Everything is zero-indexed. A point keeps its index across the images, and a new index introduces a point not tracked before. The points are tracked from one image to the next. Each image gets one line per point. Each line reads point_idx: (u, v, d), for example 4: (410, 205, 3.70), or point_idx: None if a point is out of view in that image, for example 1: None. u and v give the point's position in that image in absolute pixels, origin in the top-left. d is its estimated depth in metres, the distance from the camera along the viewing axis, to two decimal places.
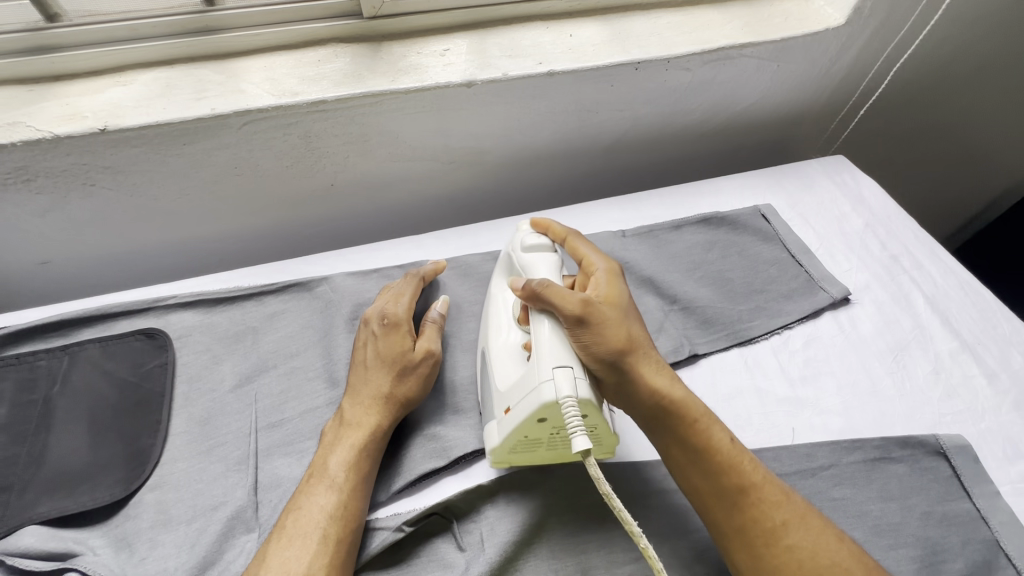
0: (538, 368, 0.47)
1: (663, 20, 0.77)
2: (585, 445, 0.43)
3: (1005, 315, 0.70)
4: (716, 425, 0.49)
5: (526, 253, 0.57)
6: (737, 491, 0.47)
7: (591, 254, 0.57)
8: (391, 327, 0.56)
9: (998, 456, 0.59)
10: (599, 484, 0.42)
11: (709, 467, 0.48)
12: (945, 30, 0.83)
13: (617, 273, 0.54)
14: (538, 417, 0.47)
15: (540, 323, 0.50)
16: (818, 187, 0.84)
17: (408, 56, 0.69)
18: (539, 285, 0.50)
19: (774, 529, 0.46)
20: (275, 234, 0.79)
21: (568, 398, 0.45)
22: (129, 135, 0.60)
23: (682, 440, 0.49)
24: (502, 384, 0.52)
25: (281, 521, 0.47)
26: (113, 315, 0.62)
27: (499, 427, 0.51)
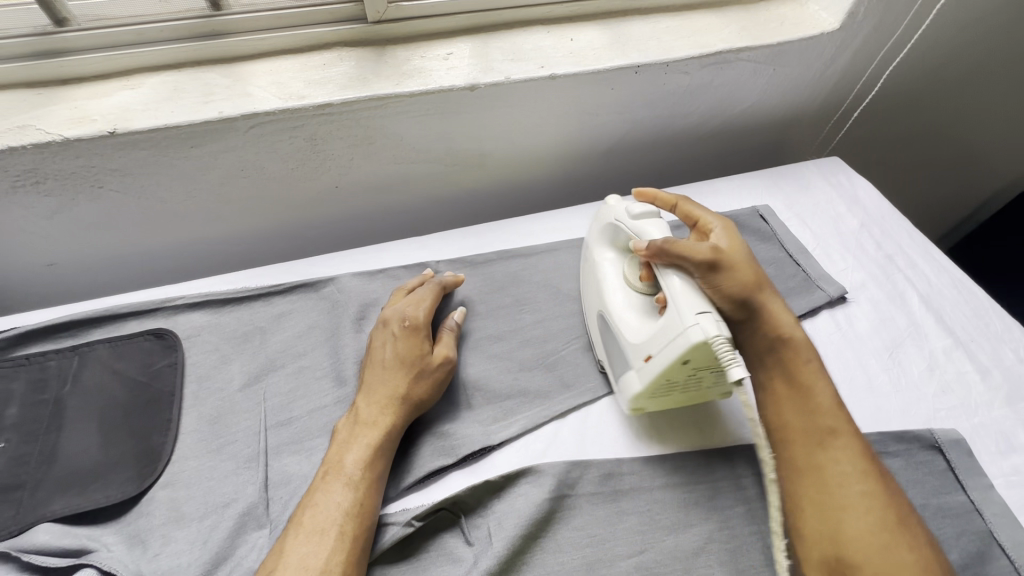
0: (679, 316, 0.49)
1: (661, 25, 0.79)
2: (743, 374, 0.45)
3: (997, 313, 0.72)
4: (823, 374, 0.53)
5: (636, 221, 0.58)
6: (828, 433, 0.50)
7: (705, 214, 0.60)
8: (411, 330, 0.58)
9: (991, 450, 0.60)
10: (750, 413, 0.46)
11: (807, 407, 0.51)
12: (937, 34, 0.85)
13: (735, 228, 0.58)
14: (683, 359, 0.49)
15: (669, 276, 0.52)
16: (813, 188, 0.86)
17: (411, 60, 0.70)
18: (664, 242, 0.52)
19: (851, 475, 0.48)
20: (280, 236, 0.80)
21: (718, 336, 0.47)
22: (138, 138, 0.61)
23: (789, 377, 0.53)
24: (635, 337, 0.54)
25: (298, 518, 0.48)
26: (121, 316, 0.62)
27: (639, 374, 0.53)
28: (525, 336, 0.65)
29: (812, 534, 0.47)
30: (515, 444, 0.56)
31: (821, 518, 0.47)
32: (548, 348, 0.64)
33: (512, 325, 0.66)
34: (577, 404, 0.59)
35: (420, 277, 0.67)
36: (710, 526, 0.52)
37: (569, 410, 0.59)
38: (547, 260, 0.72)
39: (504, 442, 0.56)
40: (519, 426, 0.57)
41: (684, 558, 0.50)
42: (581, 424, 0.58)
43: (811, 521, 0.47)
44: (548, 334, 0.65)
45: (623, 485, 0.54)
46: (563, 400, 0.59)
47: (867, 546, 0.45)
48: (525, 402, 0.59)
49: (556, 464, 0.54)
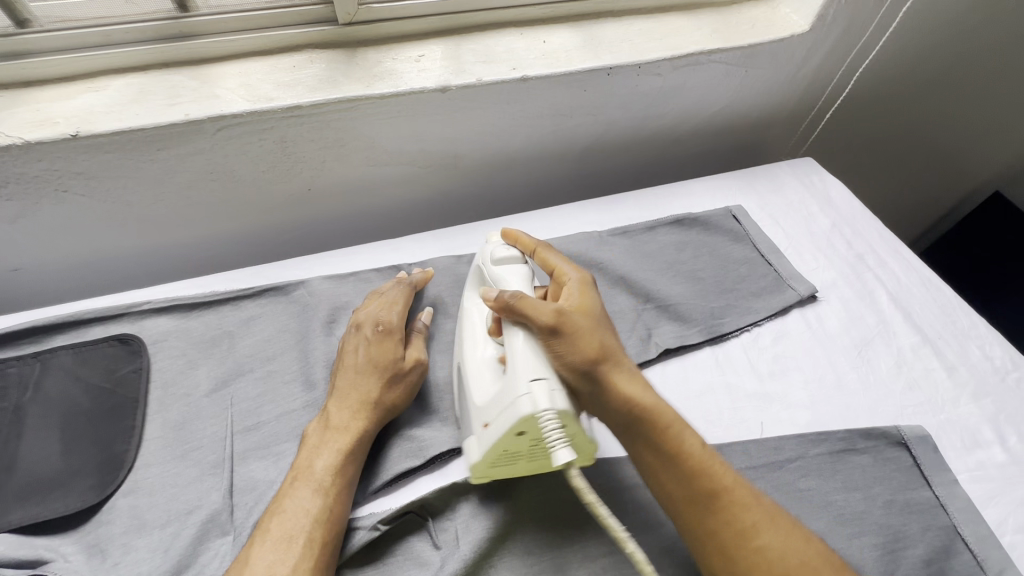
0: (515, 382, 0.47)
1: (634, 27, 0.79)
2: (568, 457, 0.44)
3: (964, 311, 0.73)
4: (688, 427, 0.50)
5: (496, 265, 0.58)
6: (710, 495, 0.47)
7: (562, 266, 0.58)
8: (384, 335, 0.57)
9: (956, 446, 0.61)
10: (587, 495, 0.43)
11: (683, 472, 0.48)
12: (906, 36, 0.86)
13: (589, 281, 0.55)
14: (515, 433, 0.46)
15: (512, 337, 0.50)
16: (786, 188, 0.87)
17: (383, 62, 0.70)
18: (510, 297, 0.51)
19: (747, 532, 0.46)
20: (252, 239, 0.79)
21: (547, 411, 0.45)
22: (102, 141, 0.60)
23: (657, 446, 0.49)
24: (479, 398, 0.51)
25: (264, 524, 0.47)
26: (86, 322, 0.61)
27: (477, 442, 0.50)
28: None
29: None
30: None
31: None
32: None
33: None
34: None
35: (391, 279, 0.66)
36: None
37: None
38: None
39: None
40: None
41: None
42: None
43: None
44: None
45: None
46: None
47: None
48: None
49: None
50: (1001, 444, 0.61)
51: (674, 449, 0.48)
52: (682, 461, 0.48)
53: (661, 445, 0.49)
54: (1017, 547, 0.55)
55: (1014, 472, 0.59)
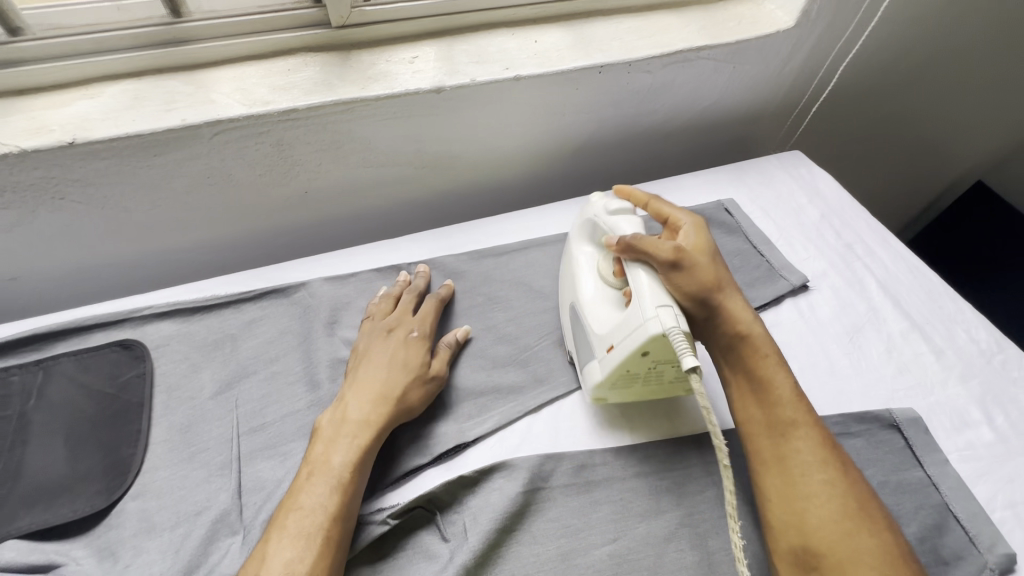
0: (641, 307, 0.50)
1: (623, 25, 0.81)
2: (695, 362, 0.46)
3: (950, 296, 0.75)
4: (783, 367, 0.54)
5: (612, 216, 0.59)
6: (788, 425, 0.51)
7: (676, 212, 0.61)
8: (412, 340, 0.60)
9: (946, 427, 0.63)
10: (702, 400, 0.46)
11: (767, 399, 0.52)
12: (888, 30, 0.88)
13: (703, 224, 0.59)
14: (641, 351, 0.50)
15: (636, 271, 0.53)
16: (776, 180, 0.89)
17: (377, 64, 0.70)
18: (631, 238, 0.54)
19: (812, 465, 0.49)
20: (251, 243, 0.79)
21: (675, 328, 0.48)
22: (98, 147, 0.60)
23: (751, 373, 0.53)
24: (600, 328, 0.55)
25: (281, 519, 0.48)
26: (86, 328, 0.61)
27: (601, 364, 0.54)
28: (498, 334, 0.66)
29: (778, 526, 0.49)
30: (489, 440, 0.57)
31: (787, 510, 0.48)
32: (520, 345, 0.65)
33: (485, 323, 0.67)
34: (549, 399, 0.60)
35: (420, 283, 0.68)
36: (681, 511, 0.53)
37: (541, 405, 0.60)
38: (517, 259, 0.73)
39: (479, 438, 0.57)
40: (493, 422, 0.58)
41: (657, 543, 0.52)
42: (555, 418, 0.59)
43: (778, 514, 0.49)
44: (520, 331, 0.66)
45: (596, 475, 0.55)
46: (536, 395, 0.60)
47: (832, 533, 0.46)
48: (499, 398, 0.60)
49: (529, 458, 0.55)
50: (988, 423, 0.63)
51: (763, 378, 0.53)
52: (769, 391, 0.52)
53: (754, 373, 0.53)
54: (1007, 522, 0.56)
55: (1001, 450, 0.61)
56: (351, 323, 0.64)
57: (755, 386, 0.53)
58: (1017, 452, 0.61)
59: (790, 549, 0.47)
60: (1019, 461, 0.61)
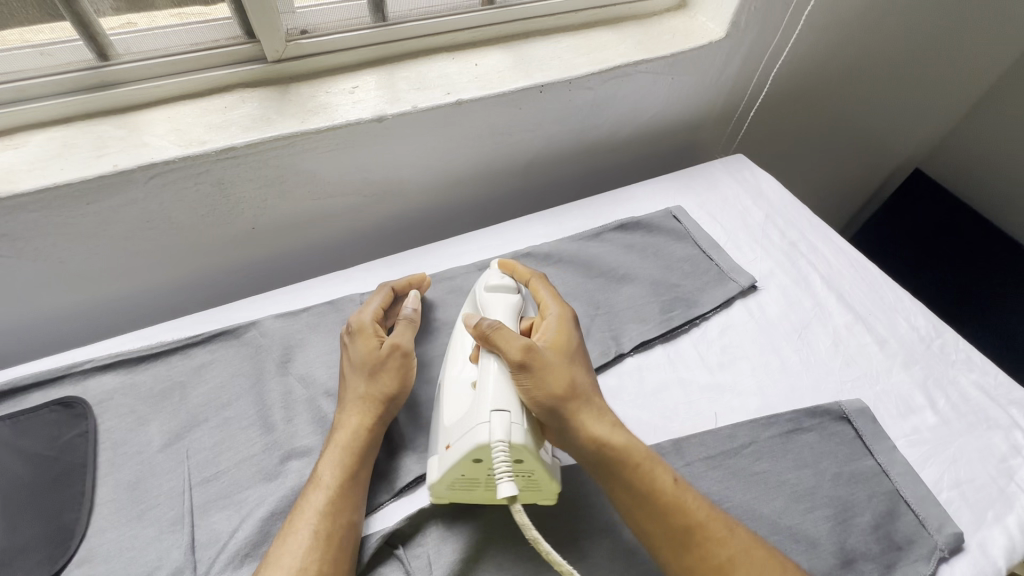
0: (479, 408, 0.50)
1: (561, 44, 0.82)
2: (511, 491, 0.45)
3: (890, 287, 0.78)
4: (657, 466, 0.51)
5: (489, 291, 0.61)
6: (686, 532, 0.48)
7: (547, 300, 0.62)
8: (358, 330, 0.59)
9: (893, 414, 0.66)
10: (528, 531, 0.46)
11: (656, 510, 0.49)
12: (815, 34, 0.92)
13: (567, 320, 0.59)
14: (472, 459, 0.49)
15: (487, 362, 0.53)
16: (721, 185, 0.92)
17: (317, 96, 0.70)
18: (488, 331, 0.54)
19: (727, 565, 0.47)
20: (200, 282, 0.78)
21: (499, 442, 0.47)
22: (24, 201, 0.58)
23: (626, 484, 0.50)
24: (449, 420, 0.53)
25: (283, 524, 0.50)
26: (24, 389, 0.59)
27: (439, 461, 0.52)
28: None
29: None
30: None
31: None
32: None
33: (442, 348, 0.67)
34: None
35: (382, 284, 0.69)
36: None
37: None
38: (472, 280, 0.73)
39: None
40: None
41: (622, 557, 0.52)
42: None
43: None
44: None
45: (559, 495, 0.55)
46: None
47: None
48: None
49: None
50: (931, 407, 0.66)
51: (642, 486, 0.50)
52: (653, 499, 0.49)
53: (631, 483, 0.50)
54: (953, 502, 0.59)
55: (945, 432, 0.64)
56: (304, 360, 0.63)
57: (637, 498, 0.50)
58: (959, 432, 0.64)
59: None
60: (961, 441, 0.63)
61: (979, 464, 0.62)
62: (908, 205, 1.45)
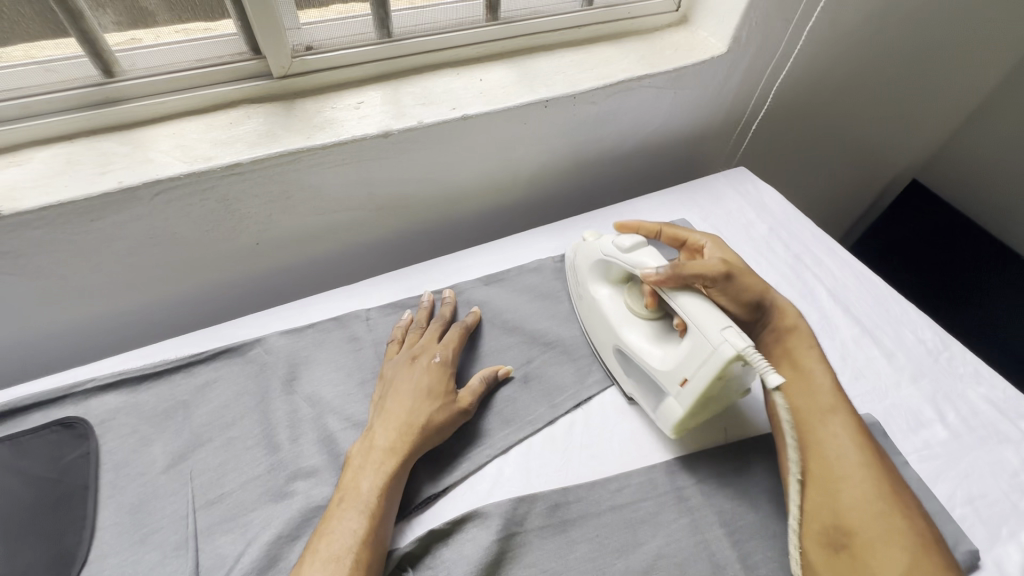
0: (705, 335, 0.51)
1: (565, 59, 0.83)
2: (779, 378, 0.45)
3: (895, 299, 0.79)
4: (823, 364, 0.60)
5: (629, 253, 0.61)
6: (828, 411, 0.56)
7: (694, 235, 0.72)
8: (440, 366, 0.61)
9: (903, 428, 0.65)
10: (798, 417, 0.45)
11: (810, 390, 0.58)
12: (813, 51, 0.93)
13: (721, 241, 0.71)
14: (719, 377, 0.51)
15: (682, 299, 0.55)
16: (725, 199, 0.92)
17: (322, 112, 0.70)
18: (679, 268, 0.56)
19: (849, 449, 0.53)
20: (202, 298, 0.77)
21: (748, 347, 0.48)
22: (28, 218, 0.57)
23: (793, 363, 0.61)
24: (665, 364, 0.56)
25: (313, 545, 0.48)
26: (24, 409, 0.58)
27: (679, 400, 0.54)
28: (463, 374, 0.65)
29: (809, 506, 0.51)
30: (460, 488, 0.56)
31: (825, 490, 0.51)
32: None
33: None
34: (519, 438, 0.59)
35: (444, 313, 0.68)
36: (658, 543, 0.53)
37: (511, 445, 0.59)
38: (478, 295, 0.73)
39: (448, 487, 0.56)
40: (463, 469, 0.57)
41: None
42: (525, 456, 0.58)
43: (813, 494, 0.51)
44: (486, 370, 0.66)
45: (571, 514, 0.54)
46: (506, 435, 0.60)
47: (868, 512, 0.49)
48: (468, 442, 0.59)
49: (502, 504, 0.54)
50: (941, 421, 0.66)
51: (806, 369, 0.59)
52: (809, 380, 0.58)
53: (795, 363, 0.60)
54: (967, 518, 0.58)
55: (956, 446, 0.64)
56: (310, 379, 0.63)
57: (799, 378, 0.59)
58: (971, 446, 0.64)
59: (823, 529, 0.50)
60: (973, 455, 0.63)
61: (991, 480, 0.61)
62: (907, 216, 1.47)
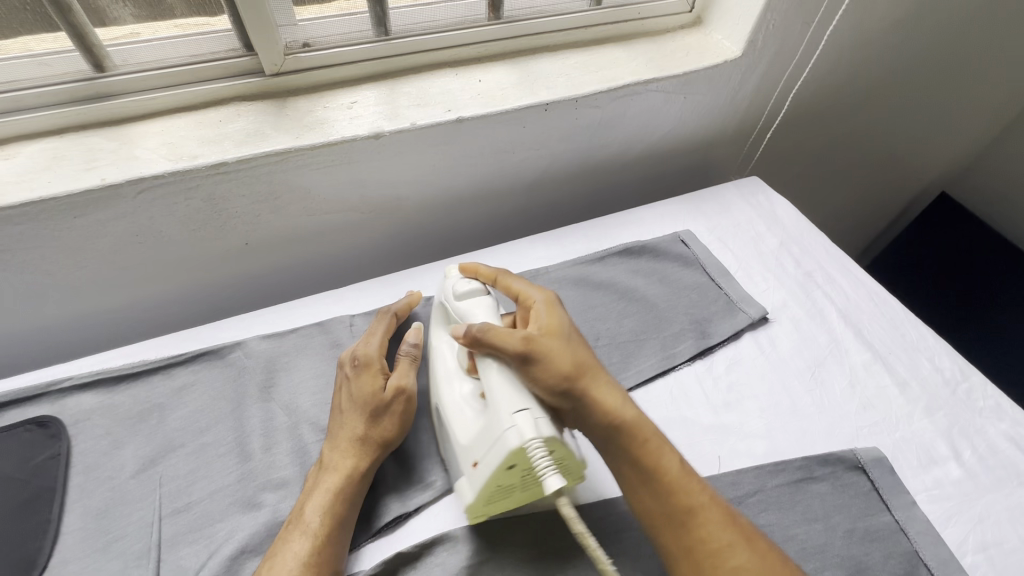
0: (499, 415, 0.47)
1: (570, 60, 0.80)
2: (559, 482, 0.44)
3: (912, 323, 0.74)
4: (667, 445, 0.50)
5: (461, 300, 0.58)
6: (686, 512, 0.47)
7: (527, 290, 0.58)
8: (361, 364, 0.57)
9: (914, 465, 0.61)
10: (576, 525, 0.43)
11: (660, 489, 0.48)
12: (835, 56, 0.88)
13: (554, 300, 0.56)
14: (507, 465, 0.46)
15: (488, 370, 0.50)
16: (734, 210, 0.88)
17: (314, 111, 0.68)
18: (478, 331, 0.51)
19: (724, 551, 0.46)
20: (191, 297, 0.76)
21: (534, 438, 0.45)
22: (10, 214, 0.57)
23: (635, 459, 0.49)
24: (463, 438, 0.51)
25: (260, 569, 0.47)
26: (2, 405, 0.57)
27: (469, 482, 0.49)
28: None
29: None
30: (433, 508, 0.54)
31: None
32: None
33: (431, 376, 0.64)
34: None
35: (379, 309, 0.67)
36: None
37: None
38: None
39: (420, 507, 0.53)
40: (438, 488, 0.54)
41: None
42: None
43: None
44: None
45: (547, 541, 0.52)
46: None
47: None
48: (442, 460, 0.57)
49: (474, 528, 0.51)
50: (956, 459, 0.61)
51: (652, 464, 0.49)
52: (657, 478, 0.48)
53: (638, 462, 0.49)
54: (979, 568, 0.54)
55: (970, 487, 0.59)
56: (288, 386, 0.61)
57: (644, 476, 0.49)
58: (986, 488, 0.59)
59: None
60: (988, 498, 0.58)
61: (1008, 525, 0.56)
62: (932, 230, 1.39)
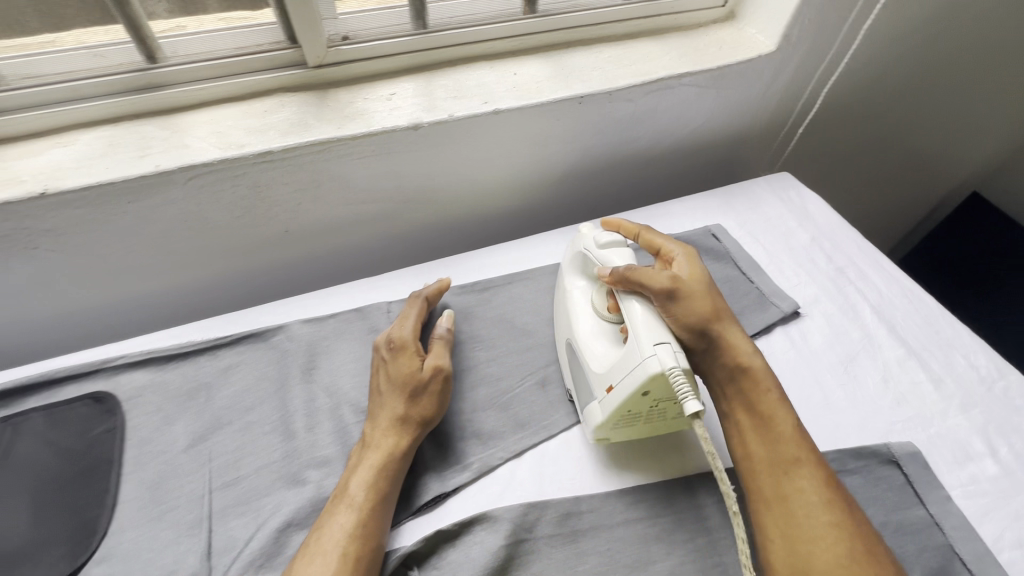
0: (639, 346, 0.51)
1: (603, 54, 0.80)
2: (697, 408, 0.46)
3: (947, 320, 0.73)
4: (785, 401, 0.53)
5: (602, 250, 0.61)
6: (791, 462, 0.49)
7: (668, 244, 0.63)
8: (399, 346, 0.59)
9: (949, 461, 0.60)
10: (707, 445, 0.47)
11: (771, 437, 0.51)
12: (870, 52, 0.88)
13: (695, 255, 0.60)
14: (643, 391, 0.50)
15: (631, 305, 0.55)
16: (764, 205, 0.88)
17: (355, 102, 0.70)
18: (628, 271, 0.56)
19: (816, 505, 0.47)
20: (231, 282, 0.78)
21: (674, 369, 0.48)
22: (70, 198, 0.59)
23: (751, 404, 0.53)
24: (600, 367, 0.55)
25: (306, 540, 0.49)
26: (59, 381, 0.60)
27: (602, 406, 0.54)
28: (481, 373, 0.64)
29: (779, 570, 0.46)
30: (471, 489, 0.55)
31: (789, 552, 0.46)
32: (504, 386, 0.63)
33: (467, 362, 0.65)
34: (534, 442, 0.58)
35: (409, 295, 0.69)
36: (672, 561, 0.51)
37: (525, 449, 0.58)
38: (501, 295, 0.72)
39: (458, 488, 0.55)
40: (475, 469, 0.56)
41: None
42: (538, 461, 0.57)
43: (779, 556, 0.46)
44: (505, 370, 0.65)
45: (583, 524, 0.53)
46: (519, 439, 0.58)
47: None
48: (479, 443, 0.58)
49: (512, 509, 0.53)
50: (992, 456, 0.61)
51: (768, 411, 0.52)
52: (772, 424, 0.52)
53: (754, 407, 0.53)
54: (1015, 564, 0.53)
55: (1006, 485, 0.59)
56: (329, 368, 0.63)
57: (757, 421, 0.52)
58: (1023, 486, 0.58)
59: None
60: None
61: None
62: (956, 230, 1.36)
